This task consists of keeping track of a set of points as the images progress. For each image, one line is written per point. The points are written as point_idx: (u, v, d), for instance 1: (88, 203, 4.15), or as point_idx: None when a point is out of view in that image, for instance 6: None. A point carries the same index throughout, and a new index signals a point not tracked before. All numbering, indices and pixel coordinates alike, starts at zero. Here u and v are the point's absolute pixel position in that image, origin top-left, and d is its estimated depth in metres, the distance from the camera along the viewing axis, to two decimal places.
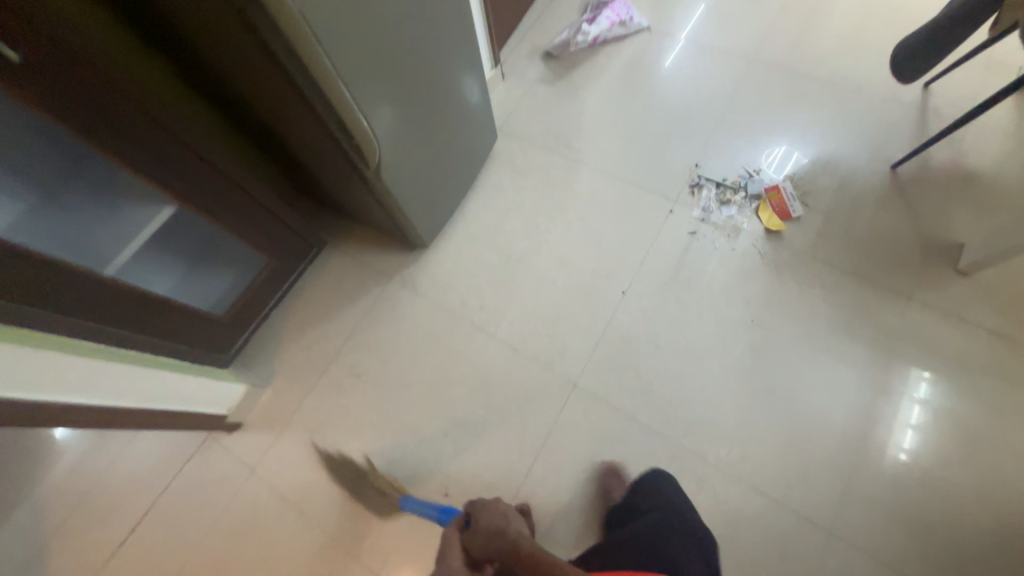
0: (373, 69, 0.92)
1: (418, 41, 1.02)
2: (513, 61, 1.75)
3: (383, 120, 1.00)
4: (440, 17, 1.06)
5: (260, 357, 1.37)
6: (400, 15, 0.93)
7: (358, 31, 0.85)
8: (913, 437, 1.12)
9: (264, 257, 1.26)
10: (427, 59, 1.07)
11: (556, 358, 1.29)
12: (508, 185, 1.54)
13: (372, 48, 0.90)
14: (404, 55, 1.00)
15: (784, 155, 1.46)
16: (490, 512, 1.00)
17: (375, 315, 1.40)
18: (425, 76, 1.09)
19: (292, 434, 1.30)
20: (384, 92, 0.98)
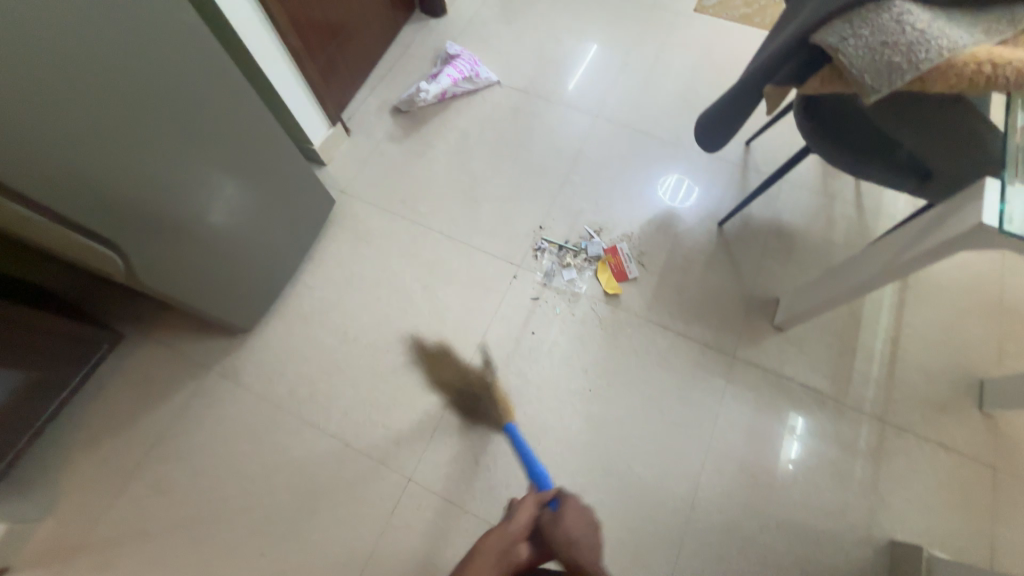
0: (107, 169, 0.81)
1: (184, 130, 0.92)
2: (360, 117, 1.66)
3: (136, 217, 0.89)
4: (219, 102, 0.98)
5: (38, 479, 1.15)
6: (144, 108, 0.83)
7: (65, 132, 0.73)
8: (798, 447, 1.18)
9: (27, 371, 1.05)
10: (204, 146, 0.98)
11: (390, 449, 1.19)
12: (347, 255, 1.43)
13: (89, 154, 0.78)
14: (156, 149, 0.88)
15: (678, 185, 1.53)
16: (582, 529, 0.80)
17: (187, 416, 1.23)
18: (204, 164, 0.99)
19: (74, 573, 1.09)
20: (132, 189, 0.86)
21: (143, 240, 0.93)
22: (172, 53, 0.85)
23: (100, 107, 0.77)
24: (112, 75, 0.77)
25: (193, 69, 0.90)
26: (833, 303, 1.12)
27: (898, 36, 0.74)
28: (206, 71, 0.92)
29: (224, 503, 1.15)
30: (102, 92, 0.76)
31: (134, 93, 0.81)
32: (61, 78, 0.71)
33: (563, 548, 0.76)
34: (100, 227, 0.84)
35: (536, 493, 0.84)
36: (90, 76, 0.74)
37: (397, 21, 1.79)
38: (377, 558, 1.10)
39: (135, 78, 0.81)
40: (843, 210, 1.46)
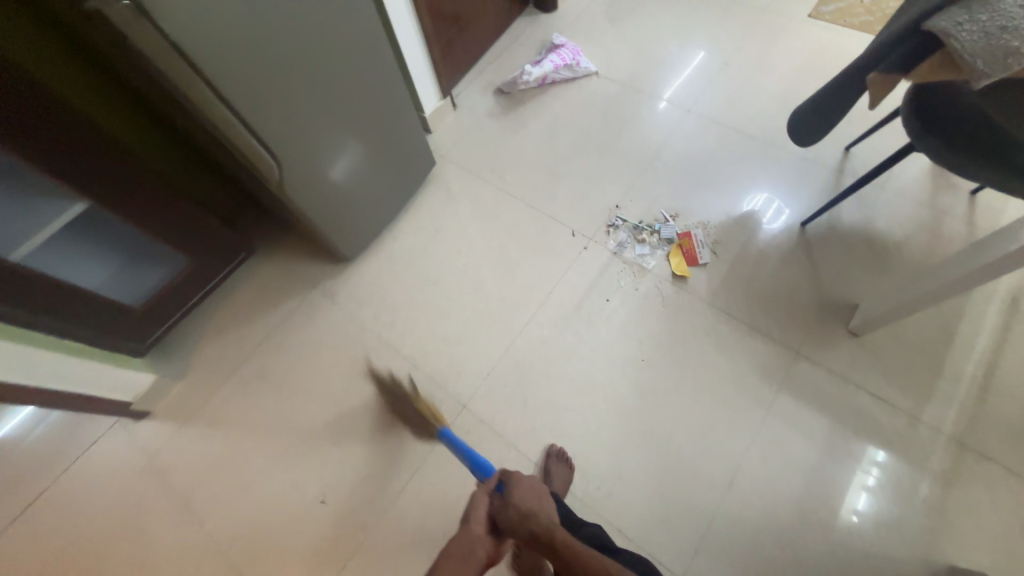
0: (274, 103, 1.02)
1: (330, 81, 1.13)
2: (466, 94, 1.85)
3: (288, 147, 1.11)
4: (357, 61, 1.17)
5: (179, 350, 1.44)
6: (306, 58, 1.04)
7: (254, 69, 0.94)
8: (868, 499, 1.09)
9: (188, 257, 1.34)
10: (341, 96, 1.18)
11: (451, 380, 1.33)
12: (439, 210, 1.61)
13: (276, 82, 1.00)
14: (317, 89, 1.10)
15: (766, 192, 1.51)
16: (529, 494, 0.85)
17: (293, 322, 1.46)
18: (339, 112, 1.19)
19: (193, 428, 1.35)
20: (288, 123, 1.07)
21: (294, 162, 1.14)
22: (330, 14, 1.05)
23: (278, 52, 0.97)
24: (289, 28, 0.97)
25: (342, 30, 1.09)
26: (921, 302, 1.08)
27: (1018, 21, 0.73)
28: (351, 33, 1.12)
29: (312, 396, 1.36)
30: (281, 40, 0.97)
31: (301, 44, 1.01)
32: (258, 26, 0.91)
33: (519, 520, 0.79)
34: (272, 144, 1.06)
35: (483, 486, 0.88)
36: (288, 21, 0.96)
37: (511, 12, 1.96)
38: (427, 468, 1.24)
39: (314, 28, 1.02)
40: (949, 227, 1.36)
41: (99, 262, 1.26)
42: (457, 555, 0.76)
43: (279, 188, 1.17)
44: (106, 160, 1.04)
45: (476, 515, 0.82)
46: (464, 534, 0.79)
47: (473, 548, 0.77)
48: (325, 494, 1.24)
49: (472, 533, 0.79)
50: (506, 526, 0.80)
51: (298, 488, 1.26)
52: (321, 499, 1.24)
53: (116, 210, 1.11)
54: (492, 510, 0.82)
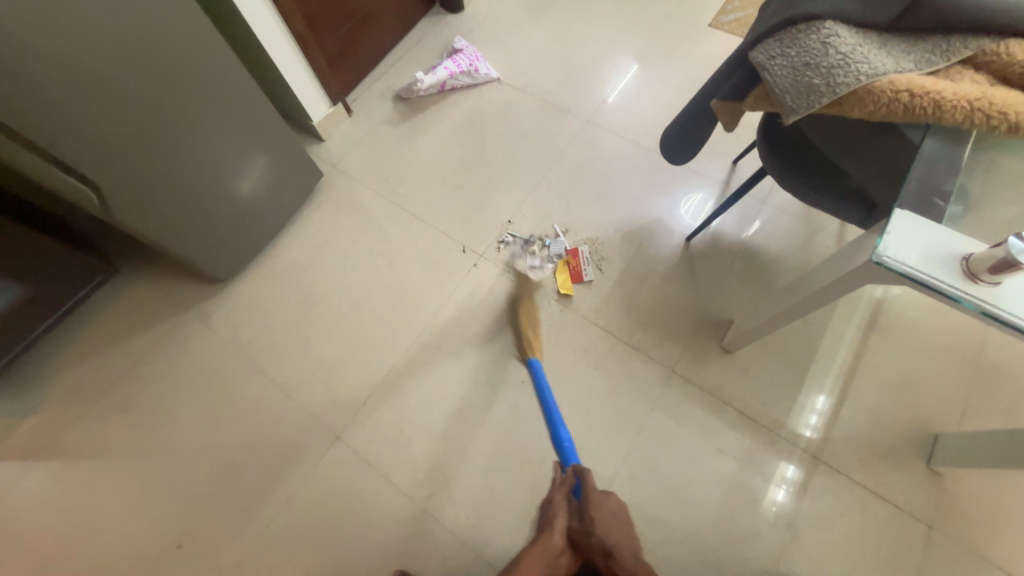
0: (85, 132, 0.92)
1: (163, 106, 1.04)
2: (363, 100, 1.77)
3: (117, 178, 1.02)
4: (199, 84, 1.09)
5: (30, 383, 1.32)
6: (124, 83, 0.94)
7: (48, 96, 0.84)
8: (785, 492, 1.13)
9: (26, 285, 1.21)
10: (182, 120, 1.09)
11: (328, 408, 1.28)
12: (326, 224, 1.53)
13: (89, 109, 0.91)
14: (151, 115, 1.02)
15: (657, 204, 1.52)
16: (612, 518, 0.91)
17: (161, 348, 1.37)
18: (181, 137, 1.10)
19: (42, 470, 1.24)
20: (109, 151, 0.98)
21: (129, 191, 1.06)
22: (153, 36, 0.96)
23: (87, 82, 0.88)
24: (94, 51, 0.88)
25: (173, 52, 1.00)
26: (776, 323, 1.10)
27: (822, 59, 0.73)
28: (186, 55, 1.03)
29: (177, 431, 1.27)
30: (83, 64, 0.87)
31: (113, 68, 0.92)
32: (47, 51, 0.81)
33: (598, 549, 0.84)
34: (92, 174, 0.97)
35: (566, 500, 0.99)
36: (99, 47, 0.88)
37: (414, 12, 1.88)
38: (295, 503, 1.19)
39: (137, 52, 0.94)
40: (822, 240, 1.40)
41: None
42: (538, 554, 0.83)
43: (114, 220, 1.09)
44: None
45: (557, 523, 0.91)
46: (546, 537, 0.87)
47: (555, 549, 0.85)
48: (182, 538, 1.17)
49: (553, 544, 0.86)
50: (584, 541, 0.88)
51: (156, 530, 1.18)
52: (178, 543, 1.16)
53: None
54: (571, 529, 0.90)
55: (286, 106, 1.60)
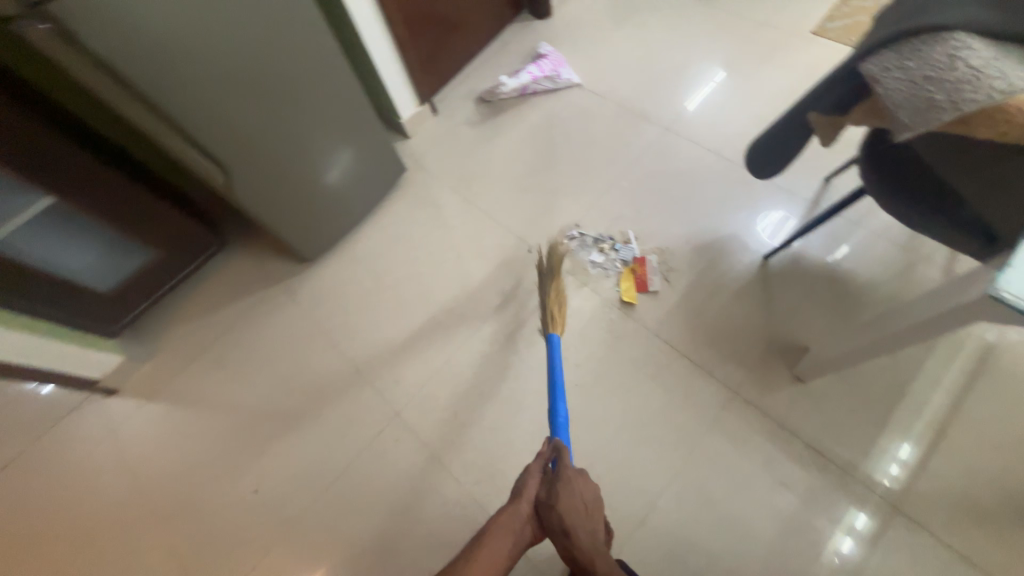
0: (214, 115, 1.06)
1: (278, 99, 1.16)
2: (448, 100, 1.85)
3: (242, 163, 1.18)
4: (309, 80, 1.21)
5: (151, 333, 1.54)
6: (250, 75, 1.08)
7: (187, 84, 0.99)
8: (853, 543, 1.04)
9: (157, 250, 1.43)
10: (295, 111, 1.22)
11: (390, 386, 1.37)
12: (403, 216, 1.64)
13: (226, 102, 1.06)
14: (273, 109, 1.17)
15: (736, 218, 1.46)
16: (581, 501, 0.81)
17: (254, 315, 1.53)
18: (293, 128, 1.24)
19: (152, 408, 1.44)
20: (232, 135, 1.12)
21: (250, 174, 1.22)
22: (275, 36, 1.08)
23: (226, 79, 1.04)
24: (226, 47, 1.01)
25: (290, 51, 1.12)
26: (858, 356, 1.02)
27: (947, 73, 0.67)
28: (300, 53, 1.15)
29: (261, 390, 1.42)
30: (218, 58, 1.00)
31: (241, 61, 1.04)
32: (191, 44, 0.95)
33: (557, 530, 0.77)
34: (222, 158, 1.14)
35: (538, 462, 0.87)
36: (237, 49, 1.03)
37: (504, 18, 1.94)
38: (354, 469, 1.29)
39: (268, 55, 1.09)
40: (924, 272, 1.27)
41: (83, 249, 1.37)
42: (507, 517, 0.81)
43: (235, 199, 1.25)
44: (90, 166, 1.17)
45: (525, 495, 0.83)
46: (512, 508, 0.81)
47: (520, 521, 0.80)
48: (256, 486, 1.31)
49: (519, 511, 0.81)
50: (548, 521, 0.80)
51: (235, 474, 1.33)
52: (252, 488, 1.30)
53: (85, 207, 1.21)
54: (538, 502, 0.82)
55: (379, 105, 1.73)
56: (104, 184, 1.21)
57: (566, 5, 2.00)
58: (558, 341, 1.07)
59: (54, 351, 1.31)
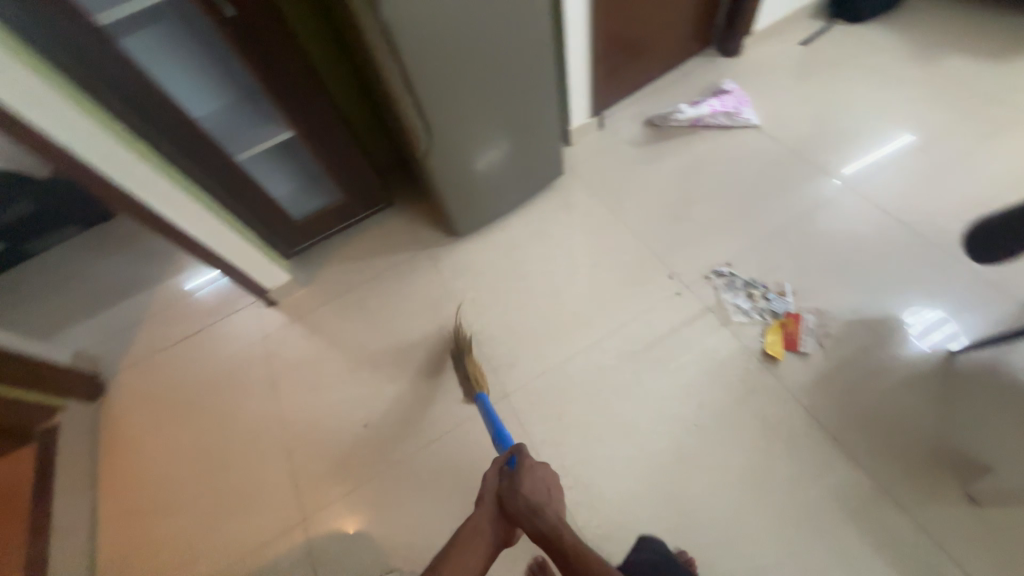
0: (442, 93, 1.21)
1: (490, 87, 1.30)
2: (616, 117, 1.89)
3: (445, 135, 1.32)
4: (519, 73, 1.32)
5: (311, 263, 1.75)
6: (479, 60, 1.21)
7: (433, 60, 1.14)
8: None
9: (343, 195, 1.64)
10: (498, 98, 1.34)
11: (505, 369, 1.40)
12: (550, 215, 1.70)
13: (454, 80, 1.21)
14: (484, 93, 1.29)
15: (918, 302, 1.29)
16: (538, 484, 0.86)
17: (397, 271, 1.68)
18: (491, 112, 1.36)
19: (298, 326, 1.64)
20: (448, 113, 1.27)
21: (446, 146, 1.35)
22: (508, 33, 1.21)
23: (462, 60, 1.18)
24: (473, 36, 1.15)
25: (514, 47, 1.25)
26: None
27: None
28: (520, 52, 1.27)
29: (391, 337, 1.55)
30: (461, 45, 1.15)
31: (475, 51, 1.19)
32: (448, 31, 1.10)
33: (522, 509, 0.80)
34: (433, 127, 1.28)
35: (497, 464, 0.93)
36: (479, 36, 1.16)
37: (690, 50, 1.95)
38: (456, 435, 1.35)
39: (499, 45, 1.21)
40: None
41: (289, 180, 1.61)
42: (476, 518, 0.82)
43: (425, 165, 1.40)
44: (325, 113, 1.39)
45: (487, 493, 0.87)
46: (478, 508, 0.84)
47: (489, 521, 0.82)
48: (367, 421, 1.42)
49: (484, 512, 0.84)
50: (511, 510, 0.82)
51: (352, 405, 1.46)
52: (363, 422, 1.42)
53: (310, 145, 1.43)
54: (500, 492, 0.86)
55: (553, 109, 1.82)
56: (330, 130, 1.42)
57: (758, 47, 1.95)
58: (487, 397, 1.23)
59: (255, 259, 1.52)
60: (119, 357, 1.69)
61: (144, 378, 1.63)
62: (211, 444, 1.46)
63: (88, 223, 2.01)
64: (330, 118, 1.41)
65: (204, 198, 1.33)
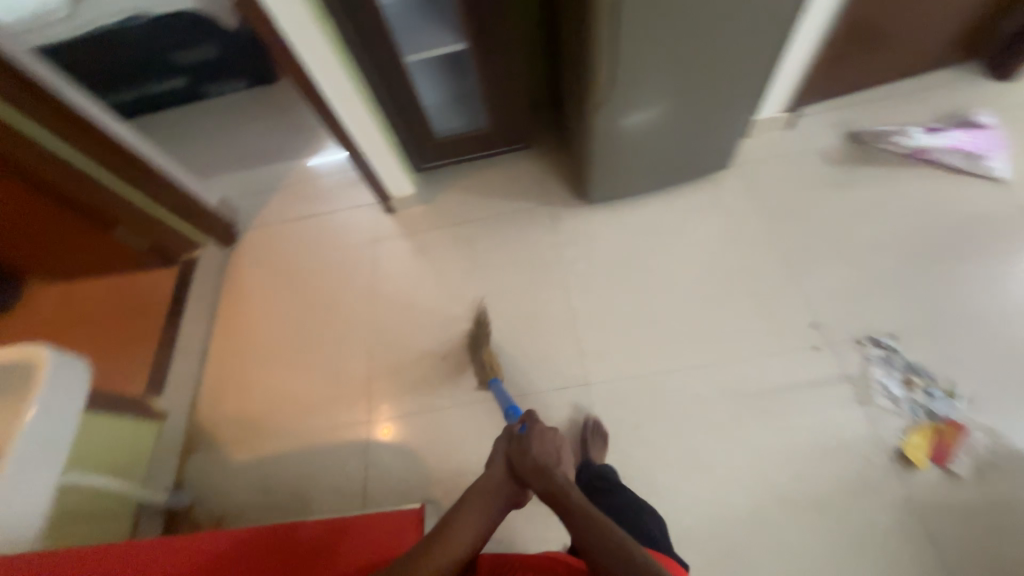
0: (639, 47, 1.06)
1: (693, 52, 1.11)
2: (813, 119, 1.58)
3: (623, 94, 1.17)
4: (734, 44, 1.12)
5: (433, 182, 1.73)
6: (699, 18, 1.03)
7: (649, 7, 0.98)
8: None
9: (488, 124, 1.57)
10: (698, 68, 1.16)
11: (595, 356, 1.33)
12: (694, 211, 1.51)
13: (661, 35, 1.04)
14: (685, 58, 1.12)
15: None
16: (546, 448, 0.94)
17: (514, 218, 1.61)
18: (683, 82, 1.18)
19: (407, 241, 1.67)
20: (638, 71, 1.12)
21: (618, 107, 1.21)
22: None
23: (680, 13, 1.00)
24: None
25: (744, 11, 1.04)
26: None
27: None
28: (747, 18, 1.06)
29: (491, 282, 1.53)
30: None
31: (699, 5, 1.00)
32: None
33: (530, 470, 0.88)
34: (616, 82, 1.14)
35: (508, 431, 1.01)
36: None
37: (946, 60, 1.53)
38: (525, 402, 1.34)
39: (728, 5, 1.02)
40: None
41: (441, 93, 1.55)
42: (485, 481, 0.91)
43: (588, 121, 1.28)
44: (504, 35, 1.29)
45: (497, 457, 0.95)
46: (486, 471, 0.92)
47: (498, 484, 0.90)
48: (446, 354, 1.45)
49: (494, 474, 0.92)
50: (521, 471, 0.90)
51: (436, 334, 1.48)
52: (442, 355, 1.45)
53: (478, 65, 1.36)
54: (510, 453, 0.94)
55: None
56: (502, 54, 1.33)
57: None
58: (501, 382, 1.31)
59: (388, 165, 1.53)
60: (253, 214, 1.86)
61: (267, 240, 1.78)
62: (310, 321, 1.59)
63: (253, 82, 2.17)
64: (507, 40, 1.30)
65: (364, 92, 1.32)
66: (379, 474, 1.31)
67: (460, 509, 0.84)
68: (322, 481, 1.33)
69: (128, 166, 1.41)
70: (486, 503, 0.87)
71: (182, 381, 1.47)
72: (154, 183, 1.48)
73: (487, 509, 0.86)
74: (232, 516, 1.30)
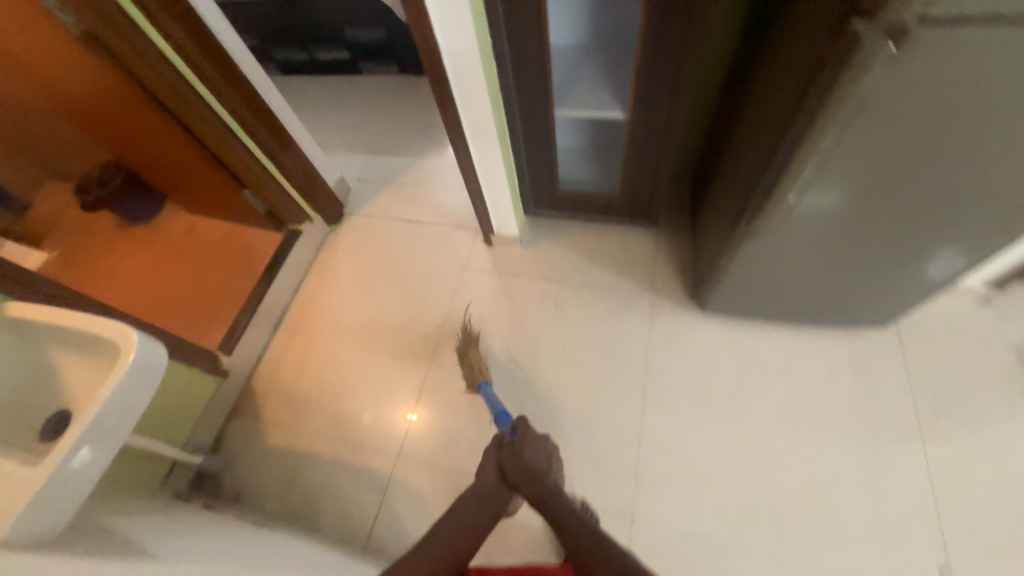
0: (836, 194, 0.86)
1: (903, 209, 0.88)
2: (1012, 303, 1.30)
3: (792, 232, 0.98)
4: (960, 215, 0.88)
5: (541, 228, 1.64)
6: (929, 181, 0.81)
7: (871, 159, 0.78)
8: None
9: (618, 191, 1.44)
10: (898, 228, 0.93)
11: (650, 489, 1.18)
12: (826, 365, 1.29)
13: (870, 188, 0.84)
14: (888, 215, 0.90)
15: None
16: (536, 454, 0.95)
17: (612, 296, 1.47)
18: (872, 236, 0.96)
19: (496, 281, 1.59)
20: (821, 215, 0.92)
21: (778, 241, 1.02)
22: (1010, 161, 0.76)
23: (907, 171, 0.80)
24: (959, 151, 0.75)
25: (991, 184, 0.81)
26: None
27: None
28: (995, 188, 0.82)
29: (564, 357, 1.41)
30: (927, 152, 0.76)
31: (935, 166, 0.78)
32: (929, 133, 0.72)
33: (521, 479, 0.90)
34: (788, 220, 0.95)
35: (499, 437, 1.01)
36: (963, 155, 0.76)
37: None
38: None
39: (976, 176, 0.79)
40: None
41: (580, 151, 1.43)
42: (471, 490, 0.92)
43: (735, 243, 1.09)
44: (672, 116, 1.14)
45: (486, 466, 0.95)
46: (476, 480, 0.93)
47: (489, 490, 0.92)
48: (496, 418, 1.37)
49: (484, 483, 0.93)
50: (512, 477, 0.92)
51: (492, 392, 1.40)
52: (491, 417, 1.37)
53: (630, 136, 1.22)
54: (500, 460, 0.95)
55: None
56: (662, 132, 1.19)
57: None
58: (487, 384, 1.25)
59: (503, 206, 1.47)
60: (363, 200, 1.91)
61: (367, 232, 1.81)
62: (378, 328, 1.58)
63: (404, 68, 2.29)
64: (671, 123, 1.15)
65: (505, 133, 1.25)
66: (391, 515, 1.26)
67: (447, 520, 0.87)
68: (337, 497, 1.31)
69: (268, 137, 1.47)
70: (475, 514, 0.89)
71: (251, 346, 1.54)
72: (284, 154, 1.53)
73: (475, 520, 0.88)
74: (248, 494, 1.33)
